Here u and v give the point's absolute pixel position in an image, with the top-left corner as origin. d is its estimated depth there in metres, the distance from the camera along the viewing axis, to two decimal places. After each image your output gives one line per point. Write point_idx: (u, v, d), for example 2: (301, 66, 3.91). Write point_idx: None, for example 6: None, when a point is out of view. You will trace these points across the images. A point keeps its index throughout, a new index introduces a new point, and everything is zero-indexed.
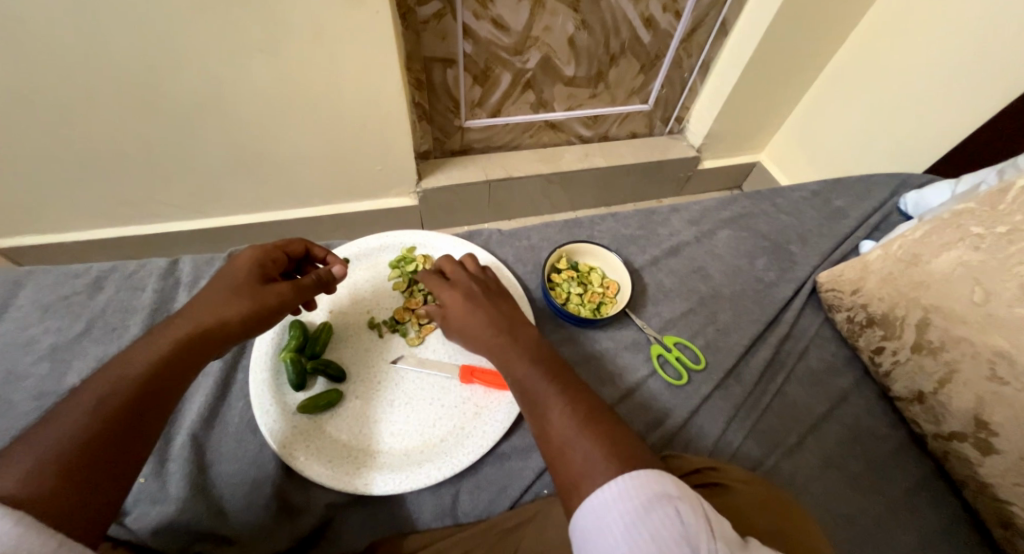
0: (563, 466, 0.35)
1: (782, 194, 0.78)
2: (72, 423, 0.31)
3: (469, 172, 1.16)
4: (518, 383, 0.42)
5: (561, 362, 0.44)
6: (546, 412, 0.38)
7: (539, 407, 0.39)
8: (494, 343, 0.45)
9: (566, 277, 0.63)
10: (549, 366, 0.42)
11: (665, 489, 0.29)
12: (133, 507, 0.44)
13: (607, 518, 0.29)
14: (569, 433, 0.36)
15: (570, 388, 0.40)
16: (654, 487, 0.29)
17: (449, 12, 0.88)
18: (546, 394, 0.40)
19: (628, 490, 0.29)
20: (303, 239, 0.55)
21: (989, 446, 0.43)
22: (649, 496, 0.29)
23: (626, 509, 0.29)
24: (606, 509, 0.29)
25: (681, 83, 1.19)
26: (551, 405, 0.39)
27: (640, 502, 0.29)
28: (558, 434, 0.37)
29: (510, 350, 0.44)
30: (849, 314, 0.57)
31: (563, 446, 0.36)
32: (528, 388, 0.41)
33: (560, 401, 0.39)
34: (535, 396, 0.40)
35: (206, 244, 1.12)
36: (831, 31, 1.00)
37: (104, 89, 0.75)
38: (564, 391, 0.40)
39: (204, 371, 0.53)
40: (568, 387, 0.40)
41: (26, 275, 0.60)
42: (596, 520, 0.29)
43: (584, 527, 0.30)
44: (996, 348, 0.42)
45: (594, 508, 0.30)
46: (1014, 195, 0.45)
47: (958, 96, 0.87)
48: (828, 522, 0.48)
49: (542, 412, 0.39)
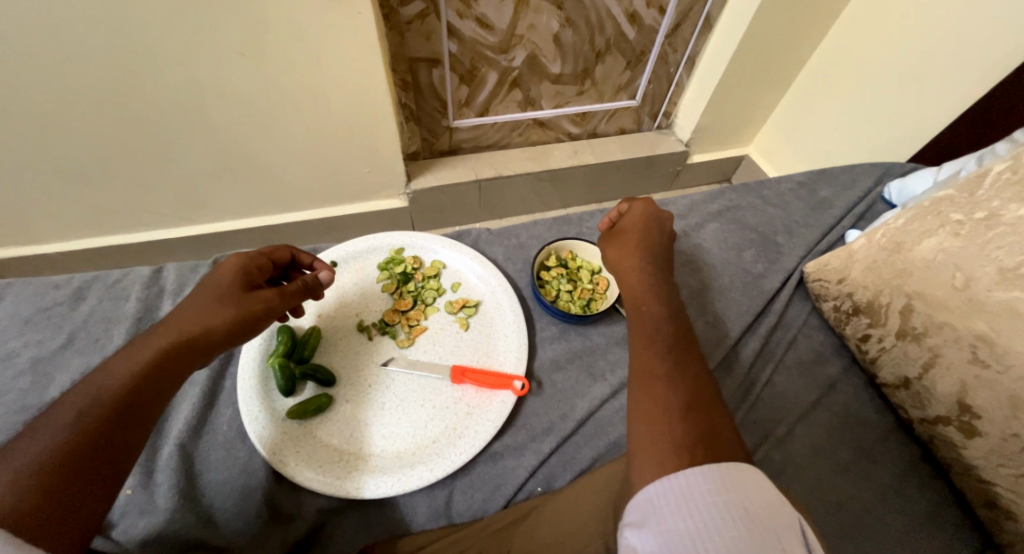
0: (653, 451, 0.33)
1: (769, 186, 0.79)
2: (53, 436, 0.31)
3: (458, 172, 1.16)
4: (645, 335, 0.43)
5: (690, 342, 0.43)
6: (659, 393, 0.37)
7: (652, 363, 0.40)
8: (645, 325, 0.44)
9: (555, 275, 0.63)
10: (679, 342, 0.42)
11: (731, 476, 0.29)
12: (121, 519, 0.44)
13: (668, 502, 0.29)
14: (673, 403, 0.36)
15: (693, 370, 0.40)
16: (729, 477, 0.29)
17: (433, 11, 0.88)
18: (668, 376, 0.39)
19: (703, 477, 0.29)
20: (289, 246, 0.54)
21: (972, 429, 0.44)
22: (714, 485, 0.28)
23: (694, 487, 0.29)
24: (676, 487, 0.29)
25: (667, 79, 1.20)
26: (666, 397, 0.37)
27: (709, 486, 0.28)
28: (662, 396, 0.37)
29: (656, 337, 0.43)
30: (835, 303, 0.58)
31: (659, 409, 0.36)
32: (648, 361, 0.40)
33: (676, 376, 0.38)
34: (656, 378, 0.39)
35: (194, 251, 1.10)
36: (813, 22, 1.01)
37: (83, 98, 0.74)
38: (682, 370, 0.39)
39: (191, 379, 0.53)
40: (687, 366, 0.40)
41: (6, 288, 0.59)
42: (655, 505, 0.29)
43: (655, 507, 0.29)
44: (977, 332, 0.42)
45: (658, 493, 0.29)
46: (990, 181, 0.45)
47: (941, 83, 0.87)
48: (818, 510, 0.49)
49: (653, 372, 0.39)
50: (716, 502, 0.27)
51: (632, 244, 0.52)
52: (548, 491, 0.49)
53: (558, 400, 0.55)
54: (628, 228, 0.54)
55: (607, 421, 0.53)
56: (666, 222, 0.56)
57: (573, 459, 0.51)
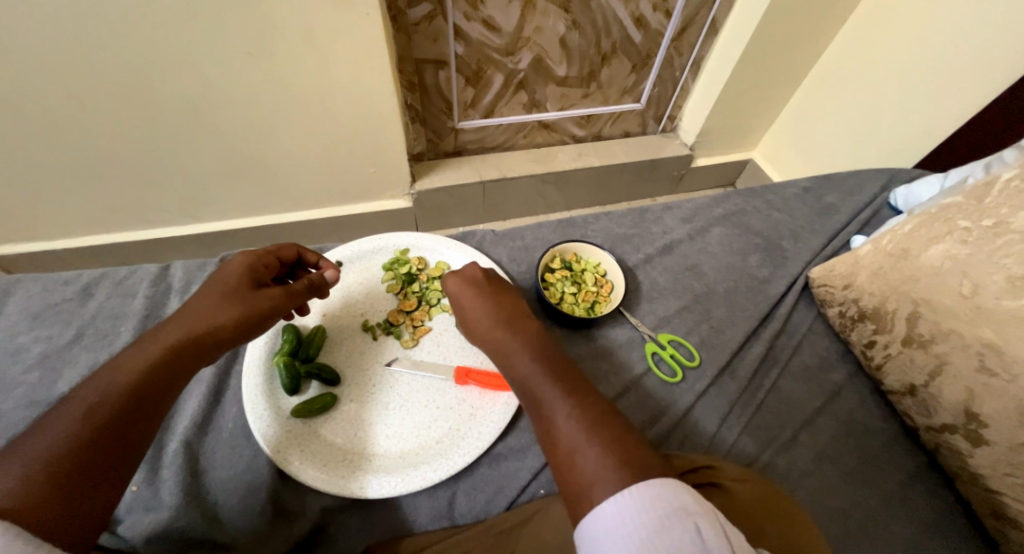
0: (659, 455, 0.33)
1: (774, 191, 0.79)
2: (62, 432, 0.31)
3: (462, 173, 1.16)
4: (521, 381, 0.41)
5: (570, 365, 0.41)
6: (573, 453, 0.34)
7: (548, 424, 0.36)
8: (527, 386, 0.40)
9: (560, 277, 0.62)
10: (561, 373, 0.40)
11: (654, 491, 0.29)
12: (126, 515, 0.44)
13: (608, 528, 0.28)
14: (573, 439, 0.34)
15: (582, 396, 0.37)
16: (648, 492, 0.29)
17: (440, 13, 0.88)
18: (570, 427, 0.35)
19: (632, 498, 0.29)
20: (296, 244, 0.54)
21: (979, 437, 0.43)
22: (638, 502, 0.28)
23: (622, 512, 0.28)
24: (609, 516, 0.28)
25: (672, 82, 1.20)
26: (580, 452, 0.33)
27: (636, 505, 0.28)
28: (573, 452, 0.34)
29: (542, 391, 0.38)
30: (841, 309, 0.58)
31: (569, 453, 0.34)
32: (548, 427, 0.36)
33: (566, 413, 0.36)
34: (561, 441, 0.35)
35: (199, 249, 1.11)
36: (819, 28, 1.01)
37: (94, 97, 0.75)
38: (566, 398, 0.37)
39: (197, 376, 0.53)
40: (572, 390, 0.38)
41: (16, 284, 0.60)
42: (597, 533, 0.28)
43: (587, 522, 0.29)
44: (984, 340, 0.42)
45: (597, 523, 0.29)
46: (999, 188, 0.45)
47: (949, 89, 0.87)
48: (823, 517, 0.48)
49: (545, 416, 0.37)
50: (640, 521, 0.27)
51: (465, 298, 0.49)
52: (550, 494, 0.49)
53: None
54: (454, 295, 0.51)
55: None
56: (482, 268, 0.53)
57: None
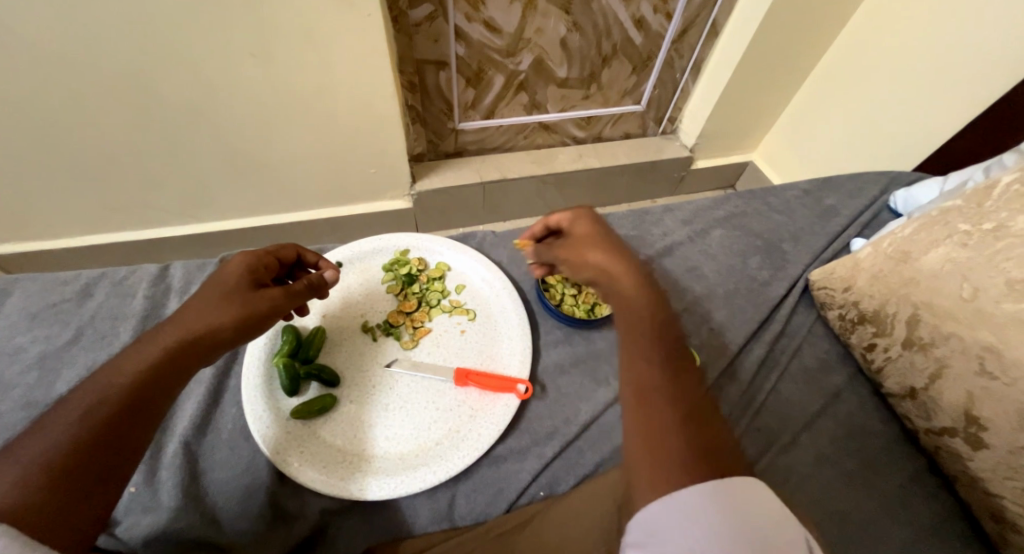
0: None
1: (774, 194, 0.79)
2: (60, 433, 0.31)
3: (462, 174, 1.16)
4: (628, 330, 0.38)
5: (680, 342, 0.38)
6: (659, 425, 0.31)
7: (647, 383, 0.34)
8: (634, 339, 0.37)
9: (560, 279, 0.64)
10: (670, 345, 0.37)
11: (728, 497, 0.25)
12: (124, 517, 0.44)
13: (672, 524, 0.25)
14: (667, 412, 0.32)
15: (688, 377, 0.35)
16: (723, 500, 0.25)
17: (441, 14, 0.88)
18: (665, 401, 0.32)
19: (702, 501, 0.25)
20: (295, 244, 0.54)
21: (979, 440, 0.43)
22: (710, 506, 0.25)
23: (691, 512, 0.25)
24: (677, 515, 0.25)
25: (673, 84, 1.20)
26: (666, 429, 0.31)
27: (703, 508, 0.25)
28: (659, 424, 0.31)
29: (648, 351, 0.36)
30: (841, 311, 0.58)
31: (655, 422, 0.31)
32: (645, 385, 0.34)
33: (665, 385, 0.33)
34: (652, 407, 0.32)
35: (198, 249, 1.11)
36: (818, 31, 1.01)
37: (94, 96, 0.75)
38: (675, 375, 0.34)
39: (196, 377, 0.53)
40: (684, 371, 0.35)
41: (15, 283, 0.59)
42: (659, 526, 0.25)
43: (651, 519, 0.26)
44: (985, 343, 0.42)
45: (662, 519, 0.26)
46: (999, 192, 0.45)
47: (949, 93, 0.87)
48: (822, 519, 0.48)
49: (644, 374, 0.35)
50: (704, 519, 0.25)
51: (592, 242, 0.46)
52: (550, 496, 0.49)
53: (561, 404, 0.55)
54: (587, 230, 0.49)
55: (609, 427, 0.53)
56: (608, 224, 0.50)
57: (576, 465, 0.51)
